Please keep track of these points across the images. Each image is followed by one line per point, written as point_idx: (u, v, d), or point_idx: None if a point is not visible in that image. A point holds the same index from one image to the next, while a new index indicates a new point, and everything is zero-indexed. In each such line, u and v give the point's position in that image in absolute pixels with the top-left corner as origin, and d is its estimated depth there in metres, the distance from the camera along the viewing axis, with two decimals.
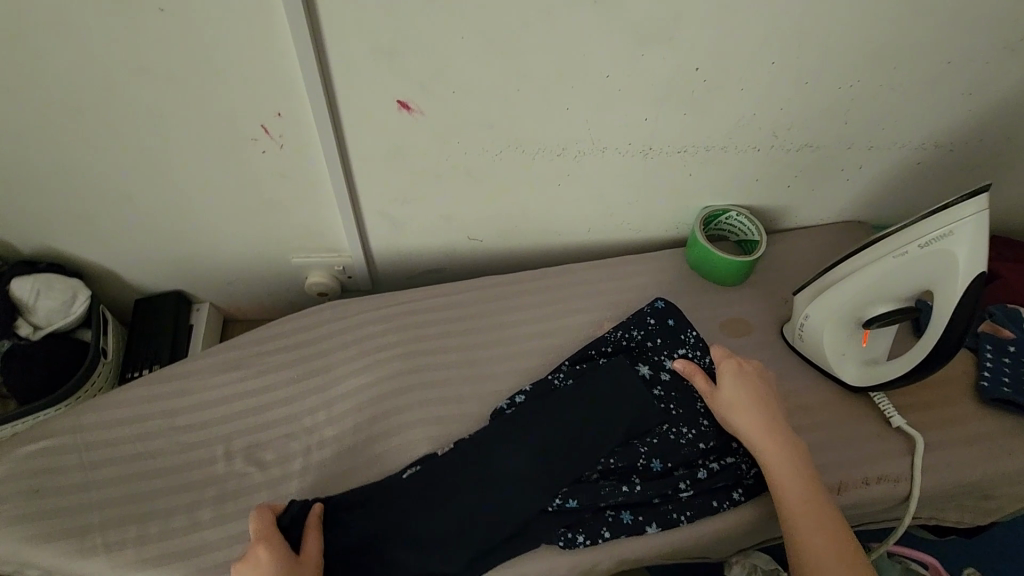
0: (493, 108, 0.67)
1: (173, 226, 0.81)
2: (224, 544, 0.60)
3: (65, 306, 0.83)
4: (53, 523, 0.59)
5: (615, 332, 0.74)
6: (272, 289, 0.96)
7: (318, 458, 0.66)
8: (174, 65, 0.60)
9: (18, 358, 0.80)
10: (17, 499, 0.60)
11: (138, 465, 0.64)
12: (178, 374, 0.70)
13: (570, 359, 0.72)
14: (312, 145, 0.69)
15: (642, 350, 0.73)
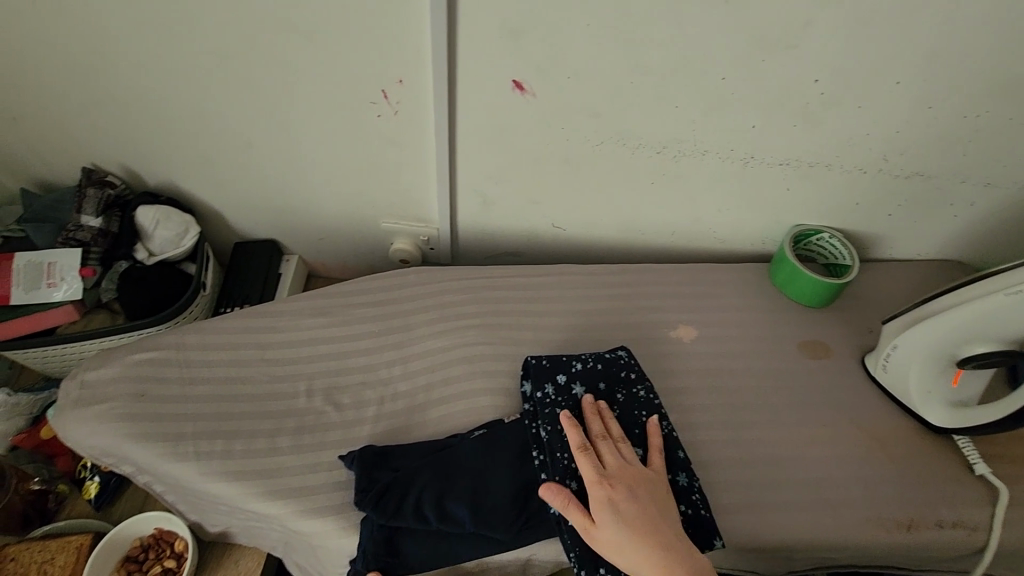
0: (601, 97, 0.68)
1: (282, 177, 0.87)
2: (299, 471, 0.64)
3: (177, 238, 0.91)
4: (153, 426, 0.65)
5: (608, 359, 0.68)
6: (358, 250, 1.01)
7: (389, 408, 0.69)
8: (318, 26, 0.64)
9: (133, 279, 0.87)
10: (124, 399, 0.66)
11: (229, 387, 0.69)
12: (272, 312, 0.75)
13: (581, 377, 0.66)
14: (425, 115, 0.73)
15: (632, 379, 0.68)
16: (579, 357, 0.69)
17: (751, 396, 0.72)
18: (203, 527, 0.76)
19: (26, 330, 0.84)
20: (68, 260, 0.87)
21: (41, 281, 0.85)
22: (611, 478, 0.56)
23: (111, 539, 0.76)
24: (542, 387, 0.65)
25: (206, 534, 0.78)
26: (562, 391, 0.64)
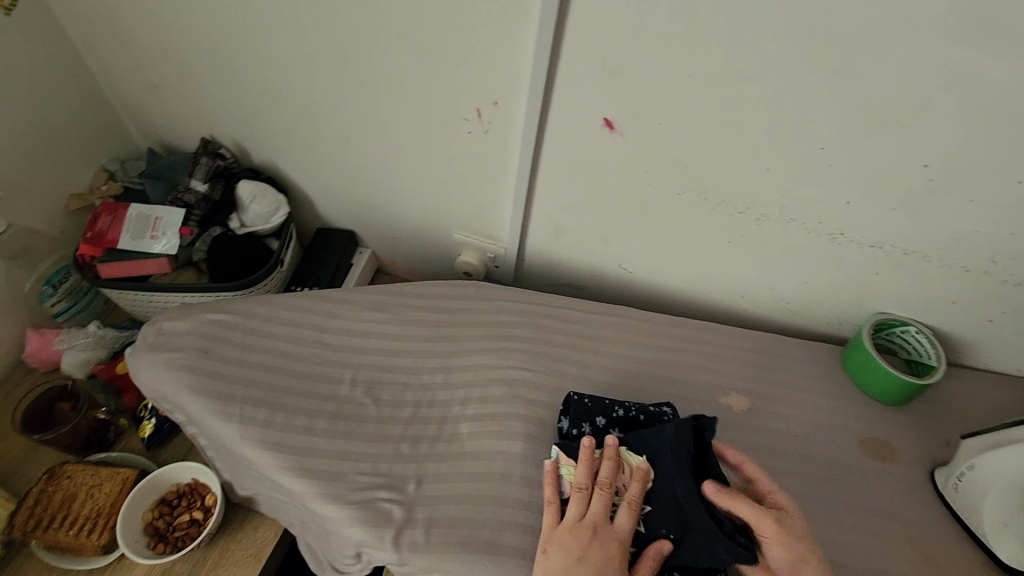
0: (689, 148, 0.67)
1: (371, 174, 0.91)
2: (327, 455, 0.66)
3: (268, 214, 0.97)
4: (209, 383, 0.69)
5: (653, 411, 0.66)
6: (426, 255, 1.04)
7: (424, 413, 0.70)
8: (429, 40, 0.68)
9: (224, 244, 0.94)
10: (190, 352, 0.71)
11: (282, 361, 0.73)
12: (335, 299, 0.79)
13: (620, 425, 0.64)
14: (512, 138, 0.75)
15: None
16: (623, 403, 0.66)
17: (797, 483, 0.67)
18: (233, 486, 0.80)
19: (125, 273, 0.92)
20: (172, 217, 0.94)
21: (146, 232, 0.93)
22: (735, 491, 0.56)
23: (151, 479, 0.81)
24: (580, 427, 0.64)
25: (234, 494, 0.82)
26: (597, 435, 0.64)
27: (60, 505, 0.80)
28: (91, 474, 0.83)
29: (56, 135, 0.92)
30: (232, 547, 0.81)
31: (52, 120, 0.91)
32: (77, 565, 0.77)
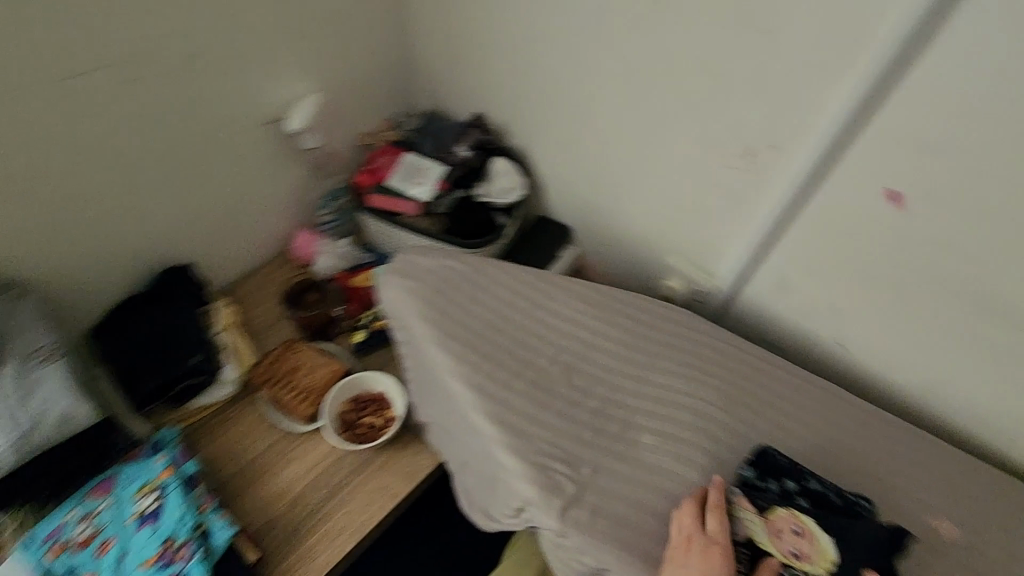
0: (976, 240, 0.65)
1: (615, 181, 0.98)
2: (518, 412, 0.71)
3: (507, 192, 1.08)
4: (436, 316, 0.80)
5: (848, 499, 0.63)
6: (630, 271, 1.08)
7: (609, 409, 0.73)
8: (737, 74, 0.73)
9: (465, 206, 1.07)
10: (429, 287, 0.82)
11: (496, 319, 0.81)
12: (553, 282, 0.85)
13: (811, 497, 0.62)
14: (778, 183, 0.77)
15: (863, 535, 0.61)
16: (817, 476, 0.65)
17: None
18: (414, 411, 0.92)
19: (385, 206, 1.08)
20: (434, 171, 1.08)
21: (411, 177, 1.08)
22: None
23: (355, 379, 0.96)
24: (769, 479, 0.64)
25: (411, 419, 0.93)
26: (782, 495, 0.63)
27: (288, 370, 0.98)
28: (313, 356, 0.99)
29: (372, 83, 1.12)
30: (395, 462, 0.93)
31: (373, 70, 1.11)
32: (284, 423, 0.95)
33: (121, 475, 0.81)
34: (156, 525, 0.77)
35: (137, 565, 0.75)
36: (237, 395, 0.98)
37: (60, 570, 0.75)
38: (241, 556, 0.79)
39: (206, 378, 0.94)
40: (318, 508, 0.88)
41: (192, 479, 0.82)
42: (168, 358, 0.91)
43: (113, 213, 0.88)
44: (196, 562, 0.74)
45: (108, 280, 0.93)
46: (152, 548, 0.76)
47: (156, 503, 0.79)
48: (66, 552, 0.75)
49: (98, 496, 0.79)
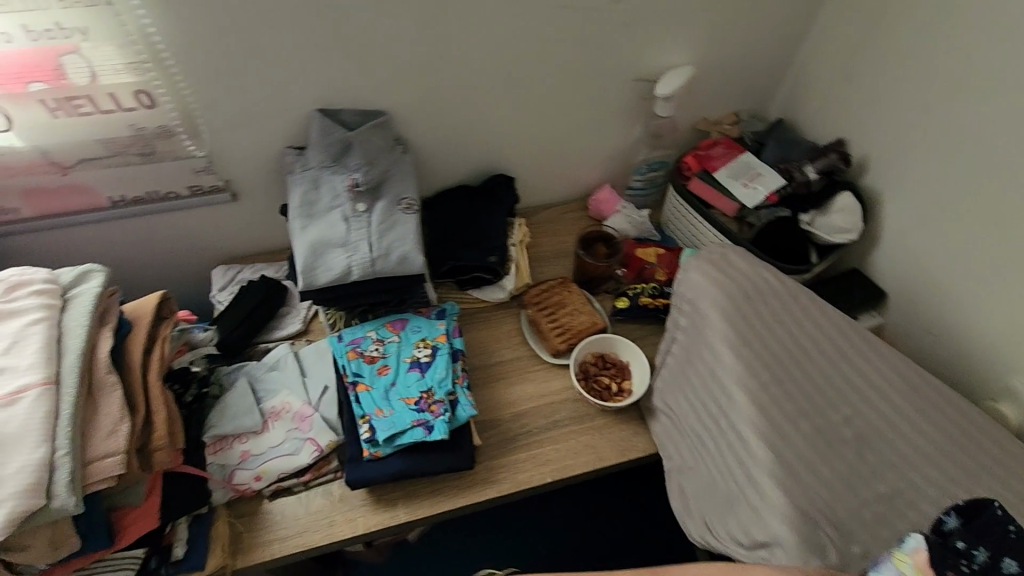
0: None
1: (990, 271, 0.84)
2: (795, 455, 0.70)
3: (838, 230, 0.98)
4: (735, 319, 0.77)
5: None
6: (944, 369, 0.94)
7: (890, 505, 0.66)
8: None
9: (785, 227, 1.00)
10: (737, 288, 0.80)
11: (796, 352, 0.75)
12: (874, 344, 0.76)
13: None
14: None
15: None
16: None
17: None
18: (653, 394, 0.92)
19: (703, 195, 1.07)
20: (771, 182, 1.03)
21: (742, 178, 1.05)
22: None
23: (610, 338, 1.00)
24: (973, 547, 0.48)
25: (646, 399, 0.94)
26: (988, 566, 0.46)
27: (554, 303, 1.04)
28: (579, 301, 1.05)
29: (741, 72, 1.09)
30: (613, 428, 0.95)
31: (748, 60, 1.07)
32: (533, 344, 1.02)
33: (411, 322, 0.95)
34: (422, 374, 0.89)
35: (400, 398, 0.87)
36: (503, 302, 1.07)
37: (350, 370, 0.89)
38: (470, 437, 0.87)
39: (491, 278, 1.04)
40: (534, 432, 0.94)
41: (456, 353, 0.93)
42: (478, 245, 1.04)
43: (492, 113, 1.01)
44: (442, 420, 0.84)
45: (457, 164, 1.08)
46: (413, 391, 0.87)
47: (427, 356, 0.91)
48: (358, 359, 0.90)
49: (391, 330, 0.94)
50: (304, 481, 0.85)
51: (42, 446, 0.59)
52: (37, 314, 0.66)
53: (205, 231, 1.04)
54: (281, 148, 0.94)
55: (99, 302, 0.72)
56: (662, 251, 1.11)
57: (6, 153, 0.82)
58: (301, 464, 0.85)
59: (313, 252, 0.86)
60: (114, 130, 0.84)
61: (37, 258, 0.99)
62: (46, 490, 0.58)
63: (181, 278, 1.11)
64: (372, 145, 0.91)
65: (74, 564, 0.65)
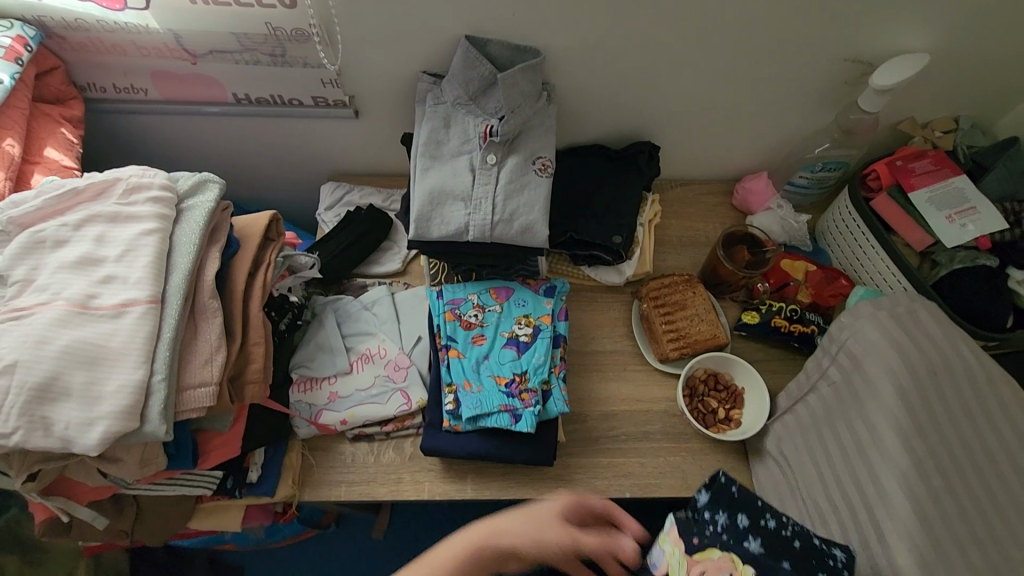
0: None
1: None
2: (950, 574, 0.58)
3: None
4: (911, 397, 0.63)
5: None
6: None
7: None
8: None
9: (991, 281, 0.81)
10: (923, 358, 0.64)
11: (976, 453, 0.61)
12: None
13: None
14: None
15: None
16: None
17: None
18: (768, 435, 0.80)
19: (888, 217, 0.88)
20: (986, 223, 0.83)
21: (948, 208, 0.85)
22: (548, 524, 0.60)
23: (730, 359, 0.87)
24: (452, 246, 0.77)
25: (756, 437, 0.83)
26: (730, 532, 0.62)
27: (673, 303, 0.92)
28: (704, 308, 0.91)
29: (985, 69, 0.85)
30: (710, 458, 0.85)
31: (1002, 56, 0.83)
32: (640, 342, 0.92)
33: (517, 294, 0.87)
34: (519, 355, 0.82)
35: (491, 375, 0.81)
36: (616, 286, 0.96)
37: (445, 332, 0.83)
38: (555, 432, 0.81)
39: (611, 260, 0.92)
40: (621, 438, 0.86)
41: (558, 339, 0.86)
42: (603, 220, 0.92)
43: (659, 68, 0.85)
44: (531, 412, 0.78)
45: (601, 120, 0.94)
46: (506, 371, 0.81)
47: (527, 337, 0.84)
48: (454, 322, 0.84)
49: (494, 297, 0.86)
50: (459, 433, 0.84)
51: (141, 367, 0.57)
52: (151, 224, 0.63)
53: (319, 141, 0.97)
54: (416, 73, 0.84)
55: (211, 218, 0.68)
56: (814, 269, 0.95)
57: (140, 31, 0.77)
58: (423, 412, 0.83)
59: (432, 200, 0.78)
60: (249, 24, 0.76)
61: (161, 140, 0.97)
62: (140, 412, 0.57)
63: (289, 181, 1.08)
64: (519, 90, 0.78)
65: (158, 474, 0.66)
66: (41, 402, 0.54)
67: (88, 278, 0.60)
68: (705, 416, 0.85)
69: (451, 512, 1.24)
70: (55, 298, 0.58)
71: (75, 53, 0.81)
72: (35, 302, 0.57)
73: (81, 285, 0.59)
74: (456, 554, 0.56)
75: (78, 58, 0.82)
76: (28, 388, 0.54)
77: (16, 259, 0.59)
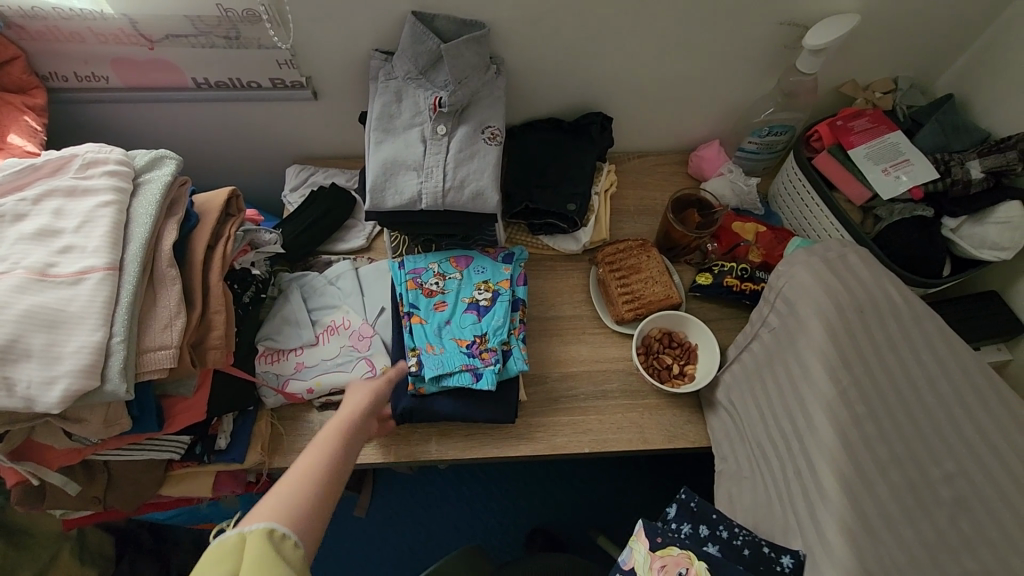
0: None
1: None
2: (874, 497, 0.61)
3: (991, 244, 0.81)
4: (840, 334, 0.66)
5: None
6: None
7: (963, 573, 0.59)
8: None
9: (927, 231, 0.85)
10: (852, 298, 0.68)
11: (899, 386, 0.65)
12: (998, 395, 0.64)
13: None
14: None
15: None
16: None
17: None
18: (717, 386, 0.84)
19: (831, 175, 0.91)
20: (919, 173, 0.86)
21: (885, 163, 0.88)
22: (375, 401, 0.70)
23: (683, 318, 0.90)
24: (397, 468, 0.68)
25: (708, 390, 0.86)
26: (692, 540, 0.70)
27: (629, 267, 0.95)
28: (658, 270, 0.95)
29: (916, 30, 0.89)
30: (666, 412, 0.87)
31: (931, 16, 0.87)
32: (598, 306, 0.95)
33: (476, 262, 0.90)
34: (479, 318, 0.85)
35: (453, 338, 0.84)
36: (574, 253, 0.99)
37: (406, 301, 0.86)
38: (516, 392, 0.84)
39: (567, 228, 0.95)
40: (580, 397, 0.88)
41: (517, 303, 0.89)
42: (558, 188, 0.95)
43: (604, 40, 0.88)
44: (491, 370, 0.81)
45: (553, 93, 0.97)
46: (467, 333, 0.84)
47: (487, 301, 0.87)
48: (416, 291, 0.87)
49: (454, 266, 0.89)
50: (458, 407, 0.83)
51: (101, 329, 0.60)
52: (109, 196, 0.66)
53: (281, 124, 1.00)
54: (368, 51, 0.87)
55: (169, 191, 0.71)
56: (763, 230, 0.98)
57: (97, 18, 0.79)
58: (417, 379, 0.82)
59: (386, 171, 0.81)
60: (201, 7, 0.79)
61: (125, 127, 0.99)
62: (101, 372, 0.60)
63: (256, 165, 1.11)
64: (466, 62, 0.81)
65: (125, 437, 0.68)
66: (3, 363, 0.57)
67: (48, 248, 0.62)
68: (658, 372, 0.88)
69: (430, 487, 1.27)
70: (15, 267, 0.60)
71: (34, 41, 0.83)
72: None
73: (41, 254, 0.62)
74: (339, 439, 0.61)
75: (39, 47, 0.84)
76: None
77: None
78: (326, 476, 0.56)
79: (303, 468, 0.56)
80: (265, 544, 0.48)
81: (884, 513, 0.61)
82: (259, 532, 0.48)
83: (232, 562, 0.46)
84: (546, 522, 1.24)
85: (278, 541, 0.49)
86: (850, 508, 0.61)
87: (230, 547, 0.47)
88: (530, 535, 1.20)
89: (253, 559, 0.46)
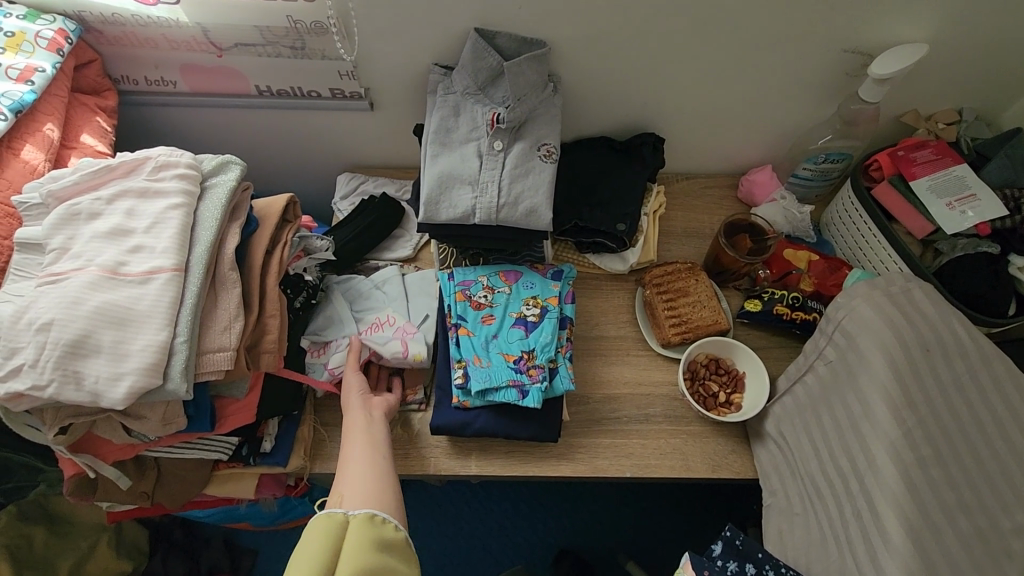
0: None
1: None
2: (938, 546, 0.60)
3: None
4: (904, 372, 0.64)
5: None
6: None
7: None
8: None
9: (995, 268, 0.81)
10: (918, 337, 0.65)
11: (967, 429, 0.63)
12: None
13: None
14: None
15: None
16: None
17: None
18: (767, 418, 0.81)
19: (891, 206, 0.89)
20: (986, 209, 0.84)
21: (948, 196, 0.86)
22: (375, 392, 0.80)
23: (732, 344, 0.88)
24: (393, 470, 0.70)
25: (756, 420, 0.84)
26: None
27: (676, 290, 0.94)
28: (705, 294, 0.93)
29: (985, 62, 0.87)
30: (712, 441, 0.85)
31: (1002, 48, 0.85)
32: (643, 328, 0.94)
33: (525, 277, 0.90)
34: (526, 334, 0.85)
35: (500, 352, 0.83)
36: (620, 274, 0.99)
37: (455, 312, 0.86)
38: (561, 411, 0.83)
39: (615, 247, 0.95)
40: (623, 420, 0.87)
41: (565, 321, 0.88)
42: (608, 207, 0.94)
43: (663, 62, 0.88)
44: (538, 388, 0.80)
45: (606, 112, 0.97)
46: (514, 348, 0.84)
47: (535, 317, 0.86)
48: (464, 302, 0.87)
49: (503, 280, 0.90)
50: (506, 418, 0.82)
51: (166, 329, 0.61)
52: (177, 199, 0.68)
53: (335, 132, 1.02)
54: (427, 65, 0.88)
55: (233, 196, 0.72)
56: (816, 259, 0.96)
57: (171, 26, 0.82)
58: (478, 383, 0.80)
59: (440, 183, 0.81)
60: (271, 18, 0.81)
61: (186, 130, 1.02)
62: (164, 371, 0.61)
63: (308, 172, 1.13)
64: (525, 78, 0.82)
65: (178, 436, 0.70)
66: (73, 357, 0.58)
67: (119, 247, 0.64)
68: (704, 399, 0.86)
69: (458, 500, 1.26)
70: (89, 264, 0.62)
71: (111, 46, 0.86)
72: (70, 267, 0.62)
73: (112, 252, 0.63)
74: (371, 440, 0.72)
75: (114, 52, 0.87)
76: (62, 344, 0.58)
77: (54, 228, 0.64)
78: (379, 474, 0.68)
79: (359, 474, 0.67)
80: (367, 530, 0.60)
81: (950, 562, 0.60)
82: (361, 517, 0.61)
83: (335, 537, 0.58)
84: (574, 543, 1.22)
85: (378, 524, 0.61)
86: (913, 554, 0.59)
87: (336, 524, 0.59)
88: (558, 554, 1.19)
89: (352, 539, 0.58)
